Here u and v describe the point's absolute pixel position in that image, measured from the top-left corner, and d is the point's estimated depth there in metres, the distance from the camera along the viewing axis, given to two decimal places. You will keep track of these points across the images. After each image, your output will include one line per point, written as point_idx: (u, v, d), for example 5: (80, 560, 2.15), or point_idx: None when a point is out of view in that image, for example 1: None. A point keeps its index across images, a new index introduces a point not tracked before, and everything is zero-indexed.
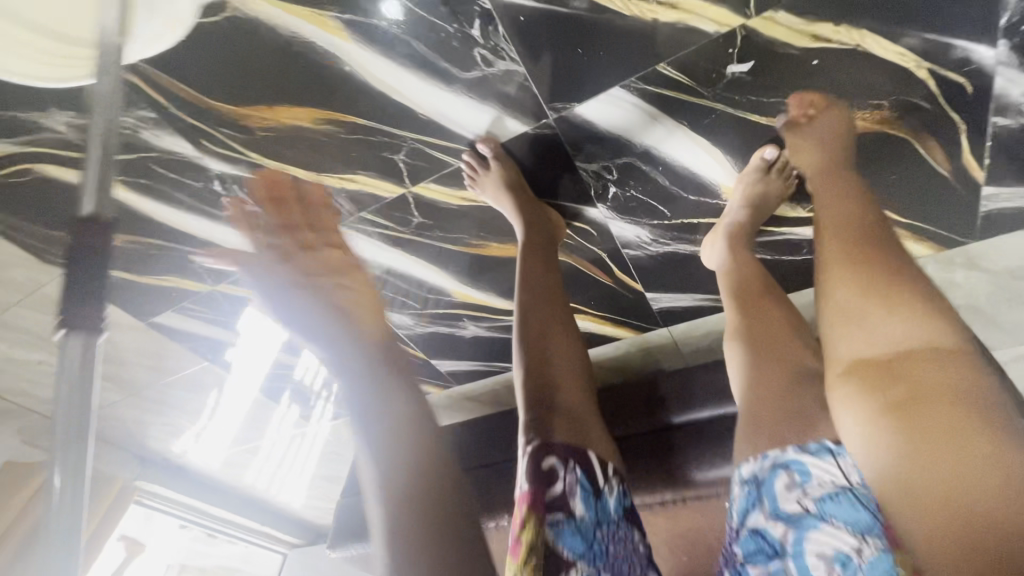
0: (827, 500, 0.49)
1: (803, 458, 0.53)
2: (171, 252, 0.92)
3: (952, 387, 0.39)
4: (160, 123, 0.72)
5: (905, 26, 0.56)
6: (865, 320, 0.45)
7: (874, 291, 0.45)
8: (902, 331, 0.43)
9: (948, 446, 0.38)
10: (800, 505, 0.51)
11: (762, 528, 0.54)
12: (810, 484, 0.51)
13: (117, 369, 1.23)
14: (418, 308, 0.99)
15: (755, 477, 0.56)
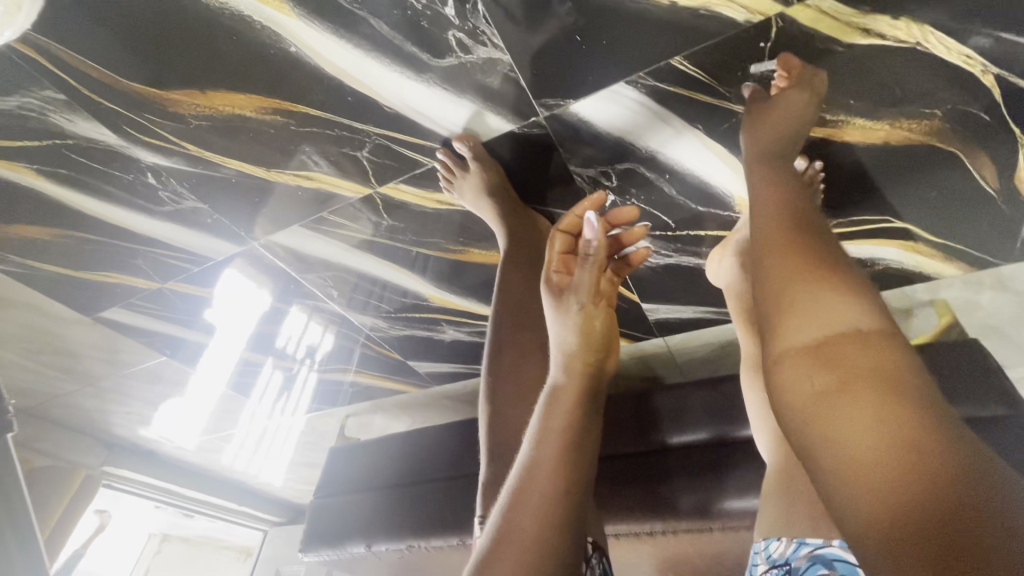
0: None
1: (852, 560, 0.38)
2: (107, 248, 0.81)
3: (886, 370, 0.30)
4: (73, 106, 0.60)
5: (975, 22, 0.45)
6: (795, 300, 0.34)
7: (795, 265, 0.36)
8: (825, 311, 0.33)
9: (868, 435, 0.28)
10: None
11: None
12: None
13: (69, 361, 1.14)
14: (391, 311, 0.90)
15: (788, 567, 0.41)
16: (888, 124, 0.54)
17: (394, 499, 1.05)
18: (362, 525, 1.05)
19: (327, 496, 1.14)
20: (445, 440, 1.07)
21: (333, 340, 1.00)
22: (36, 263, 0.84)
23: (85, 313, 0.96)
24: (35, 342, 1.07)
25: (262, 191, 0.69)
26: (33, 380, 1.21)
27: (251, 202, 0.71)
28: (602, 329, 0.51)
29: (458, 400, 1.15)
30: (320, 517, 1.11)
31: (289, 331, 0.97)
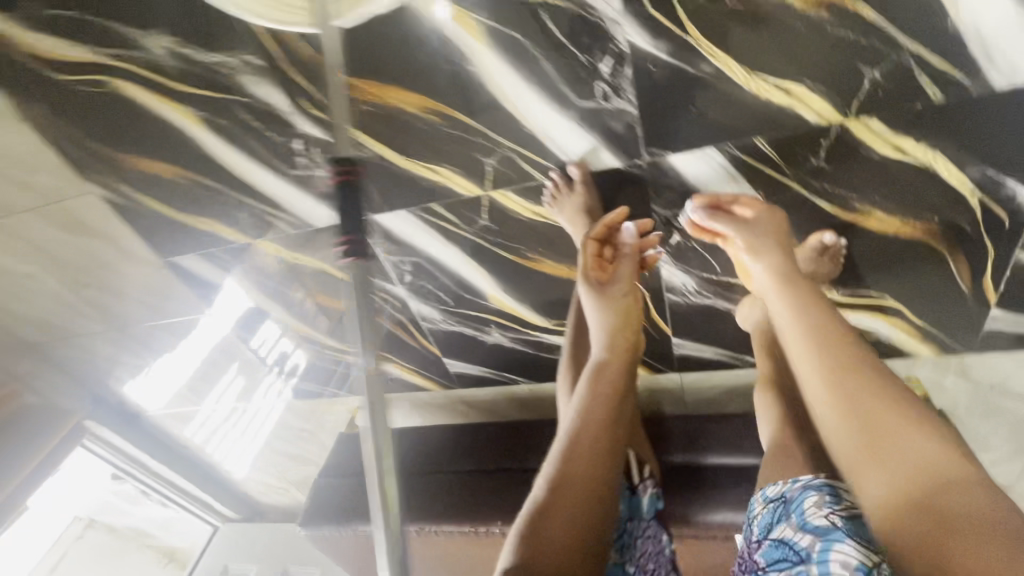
0: (855, 521, 0.54)
1: (835, 484, 0.59)
2: (219, 197, 0.90)
3: (913, 454, 0.44)
4: (267, 72, 0.73)
5: (970, 156, 0.64)
6: (886, 441, 0.46)
7: (834, 375, 0.50)
8: (909, 452, 0.45)
9: (974, 561, 0.38)
10: (826, 518, 0.56)
11: (789, 538, 0.58)
12: (840, 505, 0.56)
13: (111, 302, 1.18)
14: (450, 305, 1.00)
15: (783, 496, 0.63)
16: (901, 221, 0.72)
17: (402, 486, 1.09)
18: (368, 506, 1.08)
19: (331, 476, 1.17)
20: (460, 439, 1.14)
21: (302, 358, 1.11)
22: (145, 198, 0.92)
23: (160, 254, 1.03)
24: (89, 274, 1.12)
25: (389, 175, 0.82)
26: (63, 314, 1.23)
27: (376, 182, 0.83)
28: (632, 309, 0.73)
29: (475, 407, 1.22)
30: (324, 495, 1.14)
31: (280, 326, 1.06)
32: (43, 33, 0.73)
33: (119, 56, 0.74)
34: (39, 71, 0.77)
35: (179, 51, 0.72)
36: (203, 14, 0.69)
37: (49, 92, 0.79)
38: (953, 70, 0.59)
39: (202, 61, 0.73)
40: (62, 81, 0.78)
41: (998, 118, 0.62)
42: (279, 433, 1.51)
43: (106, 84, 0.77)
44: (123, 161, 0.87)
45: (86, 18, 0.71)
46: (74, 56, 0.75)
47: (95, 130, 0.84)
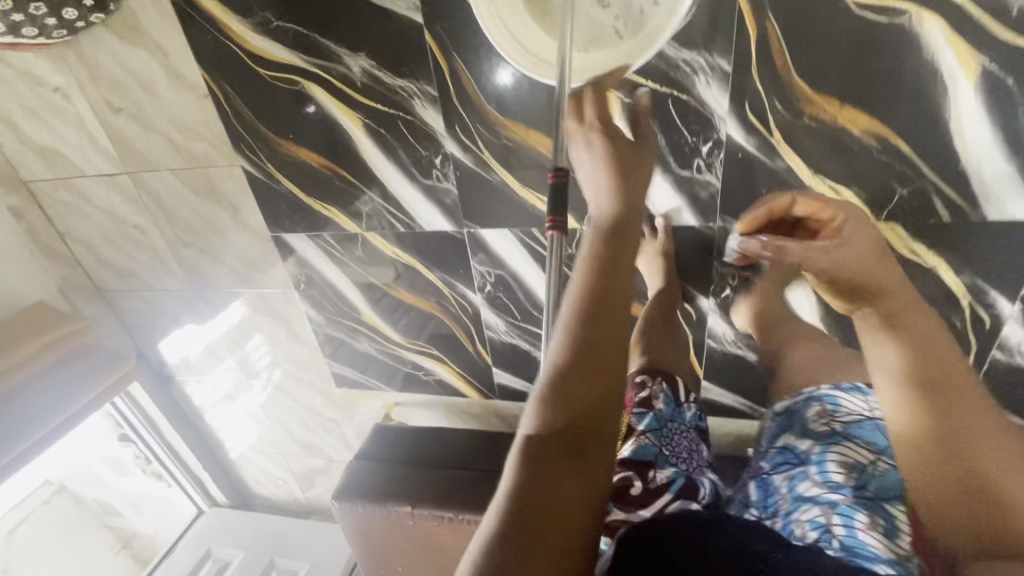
0: (854, 425, 0.71)
1: (836, 394, 0.75)
2: (353, 190, 1.07)
3: (986, 458, 0.51)
4: (436, 101, 0.91)
5: (965, 266, 0.85)
6: (961, 428, 0.53)
7: (926, 396, 0.56)
8: (993, 450, 0.52)
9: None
10: (827, 425, 0.72)
11: (793, 445, 0.74)
12: (839, 413, 0.73)
13: (203, 265, 1.30)
14: (518, 319, 1.15)
15: (790, 415, 0.79)
16: None
17: (441, 477, 1.17)
18: (406, 491, 1.14)
19: (369, 460, 1.25)
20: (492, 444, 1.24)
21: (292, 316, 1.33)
22: (286, 180, 1.09)
23: (272, 230, 1.17)
24: (194, 235, 1.24)
25: (503, 198, 0.99)
26: (149, 265, 1.34)
27: (491, 201, 1.00)
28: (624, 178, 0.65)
29: (506, 420, 1.33)
30: (361, 476, 1.21)
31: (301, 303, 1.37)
32: (266, 36, 0.92)
33: (319, 66, 0.93)
34: (246, 64, 0.96)
35: (372, 71, 0.91)
36: (402, 50, 0.88)
37: (245, 79, 0.97)
38: (963, 200, 0.80)
39: (387, 83, 0.92)
40: (262, 75, 0.96)
41: (990, 242, 0.82)
42: (304, 420, 1.58)
43: (297, 85, 0.96)
44: (279, 145, 1.04)
45: (305, 33, 0.90)
46: (282, 59, 0.94)
47: (267, 117, 1.01)
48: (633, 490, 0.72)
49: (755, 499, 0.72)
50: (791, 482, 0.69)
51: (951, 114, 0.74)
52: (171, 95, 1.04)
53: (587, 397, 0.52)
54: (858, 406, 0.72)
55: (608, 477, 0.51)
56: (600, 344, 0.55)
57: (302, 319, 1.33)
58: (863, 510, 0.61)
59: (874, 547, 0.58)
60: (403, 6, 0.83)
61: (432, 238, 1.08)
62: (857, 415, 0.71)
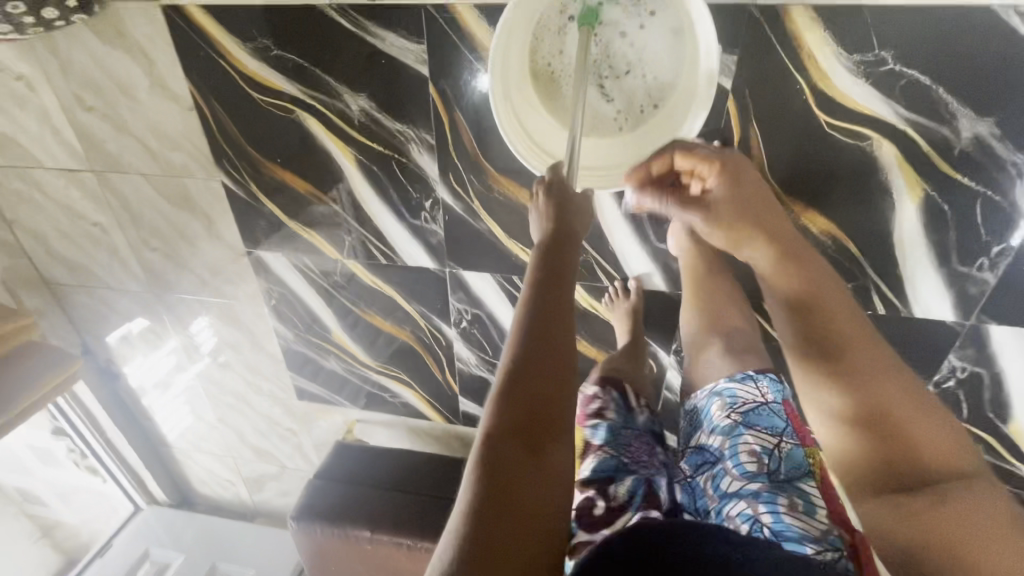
0: (752, 412, 0.72)
1: (734, 386, 0.76)
2: (336, 218, 1.07)
3: (957, 531, 0.53)
4: (432, 149, 0.93)
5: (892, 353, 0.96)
6: (944, 515, 0.55)
7: (857, 425, 0.63)
8: (967, 517, 0.54)
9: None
10: (731, 417, 0.73)
11: (705, 441, 0.74)
12: (737, 403, 0.74)
13: (166, 269, 1.25)
14: (488, 355, 1.18)
15: (697, 409, 0.80)
16: None
17: (400, 502, 1.21)
18: (367, 515, 1.18)
19: (329, 480, 1.26)
20: (453, 469, 1.29)
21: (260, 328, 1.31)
22: (268, 200, 1.07)
23: (247, 245, 1.15)
24: (161, 240, 1.20)
25: (489, 245, 1.02)
26: (106, 263, 1.28)
27: (476, 247, 1.03)
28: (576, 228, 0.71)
29: (466, 445, 1.37)
30: (321, 495, 1.22)
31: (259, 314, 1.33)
32: (263, 62, 0.91)
33: (316, 98, 0.92)
34: (239, 85, 0.94)
35: (371, 112, 0.91)
36: (405, 97, 0.89)
37: (235, 99, 0.96)
38: (896, 299, 0.90)
39: (385, 125, 0.92)
40: (254, 98, 0.95)
41: (915, 336, 0.94)
42: (258, 426, 1.55)
43: (291, 113, 0.95)
44: (266, 168, 1.03)
45: (305, 65, 0.89)
46: (278, 86, 0.93)
47: (255, 138, 1.00)
48: (595, 511, 0.71)
49: (688, 490, 0.72)
50: (714, 476, 0.70)
51: (895, 228, 0.84)
52: (152, 103, 0.99)
53: (533, 394, 0.57)
54: (750, 392, 0.75)
55: (557, 483, 0.55)
56: (551, 358, 0.60)
57: (269, 332, 1.31)
58: (779, 490, 0.65)
59: (802, 531, 0.60)
60: (411, 57, 0.84)
61: (413, 273, 1.10)
62: (753, 402, 0.74)
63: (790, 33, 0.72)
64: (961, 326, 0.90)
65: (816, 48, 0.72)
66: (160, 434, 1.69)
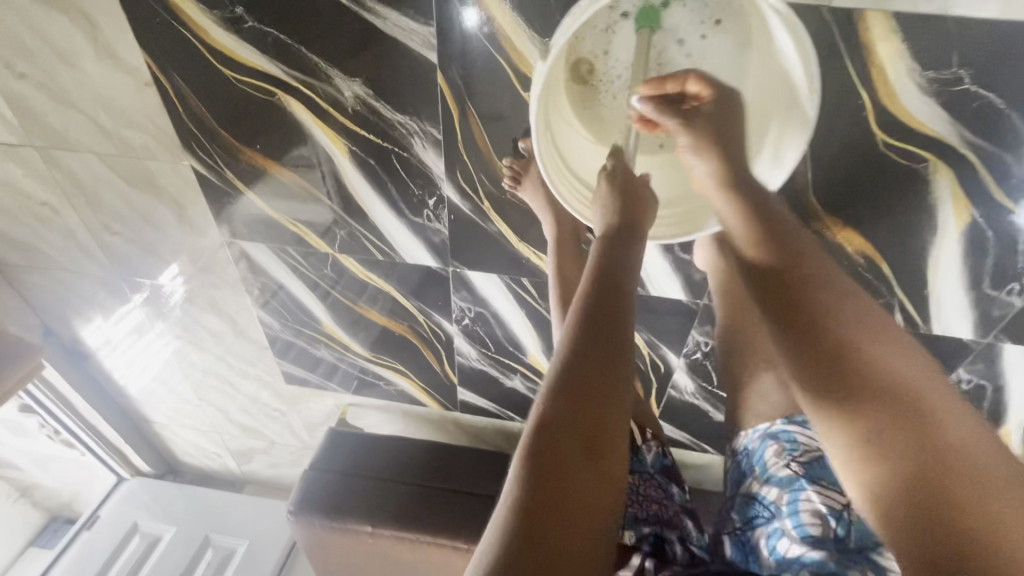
0: (814, 464, 0.70)
1: (791, 429, 0.73)
2: (328, 213, 0.97)
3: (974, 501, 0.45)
4: (439, 144, 0.82)
5: None
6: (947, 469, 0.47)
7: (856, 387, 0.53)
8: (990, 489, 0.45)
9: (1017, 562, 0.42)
10: (789, 467, 0.70)
11: (759, 490, 0.72)
12: (798, 452, 0.71)
13: (133, 254, 1.13)
14: (490, 350, 1.14)
15: (749, 450, 0.77)
16: None
17: (401, 493, 1.20)
18: (367, 509, 1.17)
19: (326, 471, 1.24)
20: (451, 457, 1.28)
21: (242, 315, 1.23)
22: (245, 187, 0.95)
23: (226, 232, 1.05)
24: (124, 223, 1.07)
25: (497, 247, 0.94)
26: (61, 244, 1.14)
27: (483, 248, 0.95)
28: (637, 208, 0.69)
29: (463, 430, 1.36)
30: (319, 487, 1.20)
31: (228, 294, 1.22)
32: (235, 35, 0.76)
33: (302, 81, 0.79)
34: (206, 60, 0.79)
35: (368, 100, 0.79)
36: (407, 85, 0.76)
37: (202, 76, 0.81)
38: (917, 317, 0.88)
39: (384, 116, 0.80)
40: (226, 75, 0.81)
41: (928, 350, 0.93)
42: (244, 406, 1.50)
43: (272, 95, 0.82)
44: (244, 155, 0.90)
45: (288, 42, 0.75)
46: (255, 63, 0.78)
47: (228, 122, 0.86)
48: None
49: (742, 548, 0.71)
50: (771, 537, 0.68)
51: (931, 250, 0.80)
52: (100, 73, 0.84)
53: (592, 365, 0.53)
54: (812, 443, 0.72)
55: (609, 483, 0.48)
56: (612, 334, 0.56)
57: (252, 320, 1.23)
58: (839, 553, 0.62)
59: None
60: (417, 41, 0.71)
61: (412, 270, 1.02)
62: (814, 452, 0.71)
63: (862, 42, 0.63)
64: (976, 345, 0.90)
65: (888, 60, 0.63)
66: (138, 409, 1.63)
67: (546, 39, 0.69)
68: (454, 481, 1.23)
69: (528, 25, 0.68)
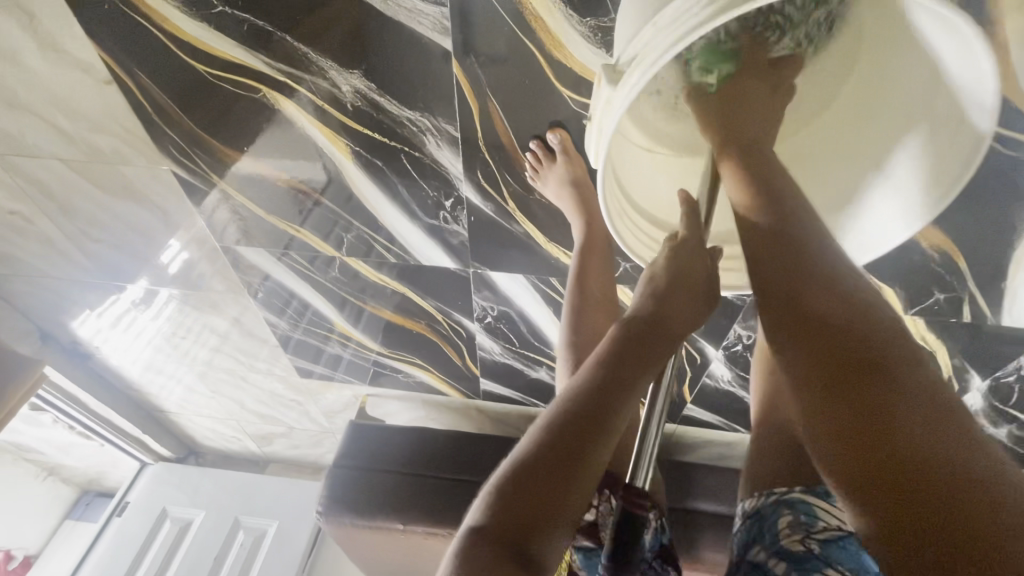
0: (834, 544, 0.45)
1: (809, 501, 0.49)
2: (331, 215, 0.88)
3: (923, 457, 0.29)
4: (455, 142, 0.70)
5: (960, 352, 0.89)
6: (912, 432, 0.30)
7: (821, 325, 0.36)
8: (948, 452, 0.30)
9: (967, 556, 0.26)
10: (802, 544, 0.46)
11: (762, 562, 0.47)
12: (815, 527, 0.46)
13: (121, 259, 1.05)
14: (514, 345, 1.07)
15: (760, 513, 0.52)
16: None
17: (429, 488, 1.17)
18: (395, 506, 1.15)
19: (351, 467, 1.22)
20: (475, 446, 1.25)
21: (248, 315, 1.16)
22: (236, 190, 0.86)
23: (221, 244, 0.98)
24: (108, 228, 0.98)
25: (523, 248, 0.85)
26: (42, 251, 1.05)
27: (507, 249, 0.85)
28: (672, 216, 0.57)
29: (487, 416, 1.32)
30: (346, 484, 1.19)
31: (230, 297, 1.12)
32: (203, 22, 0.63)
33: (289, 74, 0.67)
34: (173, 53, 0.67)
35: (369, 94, 0.67)
36: (415, 77, 0.64)
37: (172, 71, 0.69)
38: (988, 309, 0.80)
39: (390, 112, 0.69)
40: (200, 71, 0.69)
41: (992, 340, 0.86)
42: (258, 397, 1.47)
43: (257, 92, 0.70)
44: (236, 160, 0.81)
45: (269, 29, 0.63)
46: (232, 56, 0.66)
47: (209, 121, 0.75)
48: None
49: None
50: None
51: (1019, 243, 0.70)
52: (50, 73, 0.71)
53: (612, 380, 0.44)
54: (838, 516, 0.47)
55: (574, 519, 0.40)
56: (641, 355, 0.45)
57: (258, 318, 1.17)
58: None
59: None
60: (426, 24, 0.59)
61: (427, 270, 0.94)
62: (837, 532, 0.45)
63: (985, 12, 0.50)
64: None
65: (1013, 34, 0.51)
66: (151, 400, 1.60)
67: (585, 19, 0.56)
68: (481, 471, 1.20)
69: (565, 3, 0.55)
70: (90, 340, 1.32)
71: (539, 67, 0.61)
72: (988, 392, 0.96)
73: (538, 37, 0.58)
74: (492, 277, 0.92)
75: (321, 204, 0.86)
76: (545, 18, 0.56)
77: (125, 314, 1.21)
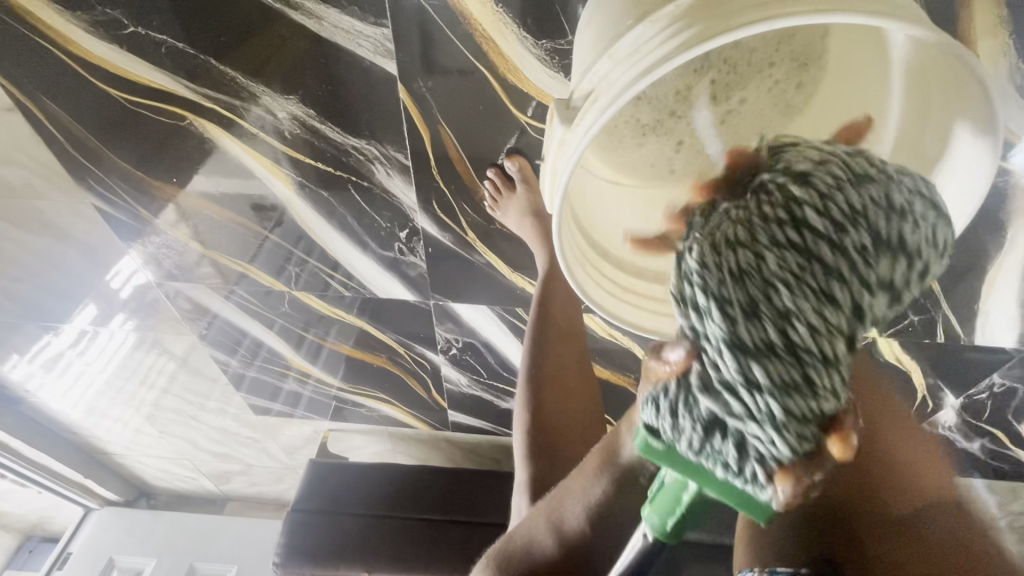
0: None
1: None
2: (282, 251, 0.81)
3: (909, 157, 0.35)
4: (407, 170, 0.65)
5: (934, 372, 0.88)
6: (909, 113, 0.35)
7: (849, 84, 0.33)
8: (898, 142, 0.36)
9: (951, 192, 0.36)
10: None
11: None
12: None
13: (48, 300, 0.96)
14: (483, 377, 1.01)
15: None
16: None
17: (397, 529, 1.10)
18: (360, 552, 1.07)
19: (311, 512, 1.13)
20: (446, 481, 1.18)
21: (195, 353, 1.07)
22: (170, 225, 0.79)
23: (158, 280, 0.90)
24: (32, 267, 0.89)
25: (488, 279, 0.79)
26: None
27: (469, 279, 0.80)
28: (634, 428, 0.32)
29: (458, 448, 1.25)
30: (306, 532, 1.10)
31: (175, 335, 1.03)
32: (116, 44, 0.56)
33: (218, 101, 0.60)
34: (82, 77, 0.60)
35: (312, 122, 0.61)
36: (359, 105, 0.59)
37: (86, 97, 0.62)
38: (962, 330, 0.78)
39: (333, 140, 0.63)
40: (116, 97, 0.62)
41: (967, 359, 0.84)
42: (213, 436, 1.37)
43: (182, 119, 0.63)
44: (166, 191, 0.73)
45: (190, 52, 0.56)
46: (152, 81, 0.60)
47: (133, 152, 0.68)
48: None
49: None
50: None
51: (990, 263, 0.68)
52: None
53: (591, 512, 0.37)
54: None
55: None
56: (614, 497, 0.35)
57: (205, 356, 1.08)
58: None
59: None
60: (366, 45, 0.53)
61: (386, 302, 0.88)
62: None
63: (958, 30, 0.48)
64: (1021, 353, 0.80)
65: (986, 57, 0.49)
66: (93, 443, 1.48)
67: (540, 40, 0.51)
68: (452, 507, 1.13)
69: (518, 23, 0.50)
70: (18, 387, 1.20)
71: (492, 89, 0.56)
72: (964, 409, 0.94)
73: (491, 61, 0.53)
74: (454, 308, 0.86)
75: (266, 235, 0.79)
76: (498, 42, 0.52)
77: (56, 357, 1.10)
